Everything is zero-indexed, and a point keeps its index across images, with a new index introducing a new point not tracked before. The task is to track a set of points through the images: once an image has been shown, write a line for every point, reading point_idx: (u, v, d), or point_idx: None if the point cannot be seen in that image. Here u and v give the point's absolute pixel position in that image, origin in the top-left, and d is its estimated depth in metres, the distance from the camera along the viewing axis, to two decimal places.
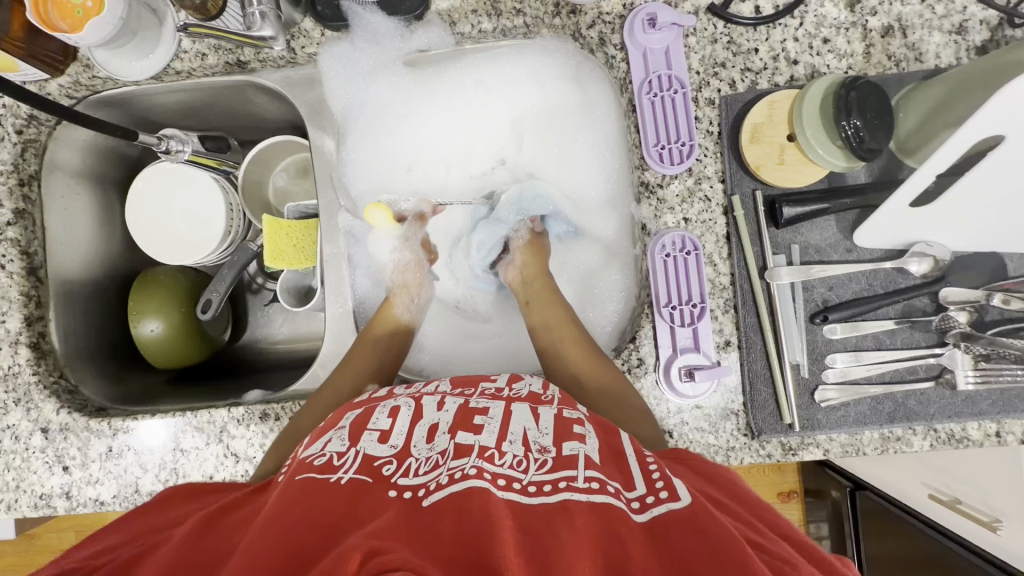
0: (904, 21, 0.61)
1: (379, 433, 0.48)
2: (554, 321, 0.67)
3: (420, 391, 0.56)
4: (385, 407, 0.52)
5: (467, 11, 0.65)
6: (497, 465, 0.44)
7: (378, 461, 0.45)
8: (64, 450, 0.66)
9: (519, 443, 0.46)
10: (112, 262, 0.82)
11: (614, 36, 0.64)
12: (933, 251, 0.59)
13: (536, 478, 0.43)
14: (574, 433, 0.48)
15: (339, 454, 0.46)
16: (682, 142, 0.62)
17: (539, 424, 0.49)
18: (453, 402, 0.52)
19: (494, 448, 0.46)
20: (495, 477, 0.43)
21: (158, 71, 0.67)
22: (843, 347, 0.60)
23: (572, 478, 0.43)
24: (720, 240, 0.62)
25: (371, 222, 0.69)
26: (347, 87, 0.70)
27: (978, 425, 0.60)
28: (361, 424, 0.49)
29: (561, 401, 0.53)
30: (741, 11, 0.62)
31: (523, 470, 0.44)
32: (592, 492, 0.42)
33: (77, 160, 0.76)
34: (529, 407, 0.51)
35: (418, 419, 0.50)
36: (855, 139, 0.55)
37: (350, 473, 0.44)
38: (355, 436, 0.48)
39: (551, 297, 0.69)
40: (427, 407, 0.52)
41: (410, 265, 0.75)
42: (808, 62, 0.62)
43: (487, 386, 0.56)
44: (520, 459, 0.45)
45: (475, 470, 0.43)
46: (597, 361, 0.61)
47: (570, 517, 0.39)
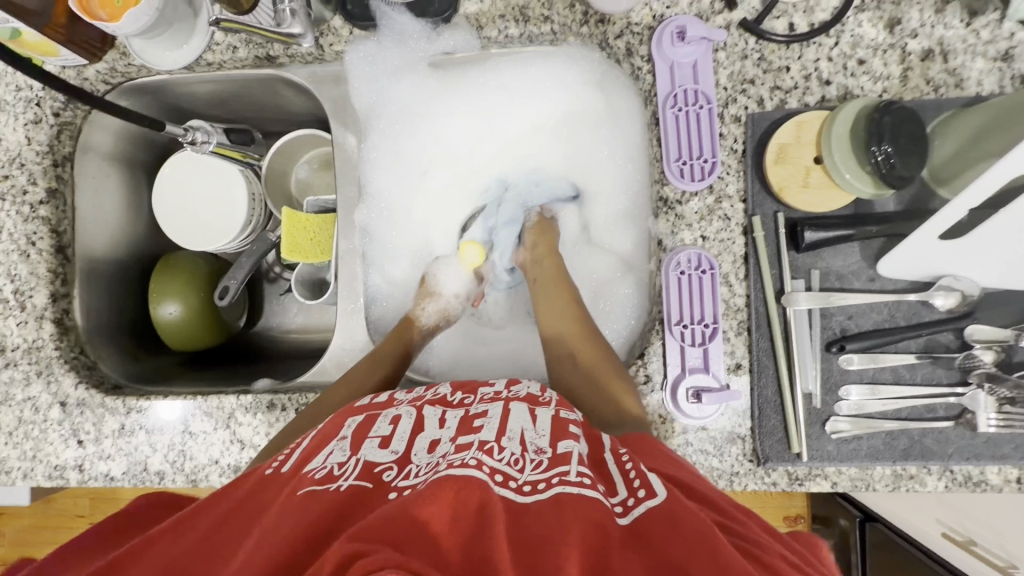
0: (946, 46, 0.59)
1: (380, 439, 0.49)
2: (561, 307, 0.69)
3: (421, 398, 0.56)
4: (387, 415, 0.52)
5: (495, 16, 0.64)
6: (495, 459, 0.44)
7: (378, 467, 0.45)
8: (80, 424, 0.68)
9: (516, 441, 0.47)
10: (137, 243, 0.85)
11: (642, 48, 0.62)
12: (960, 286, 0.57)
13: (531, 478, 0.43)
14: (569, 434, 0.48)
15: (340, 464, 0.45)
16: (704, 158, 0.60)
17: (536, 425, 0.49)
18: (455, 415, 0.52)
19: (494, 442, 0.46)
20: (493, 471, 0.42)
21: (191, 62, 0.68)
22: (859, 379, 0.59)
23: (565, 473, 0.43)
24: (738, 260, 0.61)
25: (468, 250, 0.76)
26: (371, 87, 0.70)
27: (998, 470, 0.58)
28: (361, 433, 0.49)
29: (558, 403, 0.54)
30: (774, 27, 0.60)
31: (519, 469, 0.44)
32: (584, 487, 0.42)
33: (110, 143, 0.78)
34: (528, 408, 0.52)
35: (421, 430, 0.50)
36: (886, 165, 0.53)
37: (350, 480, 0.43)
38: (356, 445, 0.48)
39: (558, 278, 0.72)
40: (429, 418, 0.52)
41: (446, 314, 0.75)
42: (842, 83, 0.60)
43: (486, 391, 0.56)
44: (516, 458, 0.45)
45: (475, 461, 0.43)
46: (597, 351, 0.64)
47: (561, 515, 0.39)
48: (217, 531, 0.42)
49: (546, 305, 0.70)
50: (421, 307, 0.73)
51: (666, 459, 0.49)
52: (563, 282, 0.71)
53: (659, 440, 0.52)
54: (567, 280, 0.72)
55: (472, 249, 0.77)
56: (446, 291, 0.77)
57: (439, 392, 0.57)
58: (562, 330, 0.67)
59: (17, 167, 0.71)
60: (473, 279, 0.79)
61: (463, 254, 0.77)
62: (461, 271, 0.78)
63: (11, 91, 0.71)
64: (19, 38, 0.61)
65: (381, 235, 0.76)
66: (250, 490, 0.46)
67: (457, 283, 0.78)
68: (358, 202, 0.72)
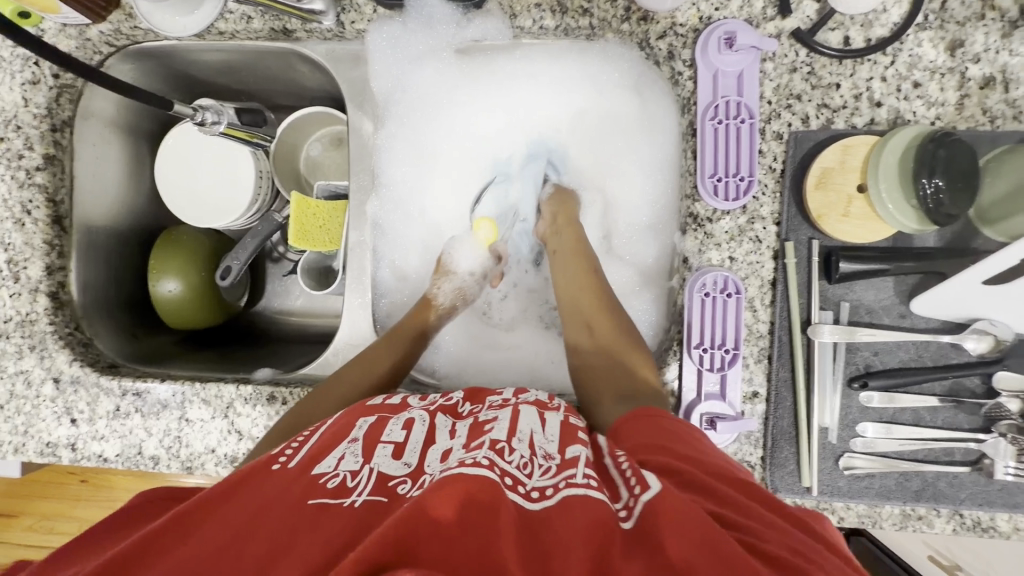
0: (1009, 74, 0.55)
1: (393, 448, 0.47)
2: (579, 282, 0.67)
3: (434, 405, 0.54)
4: (399, 420, 0.51)
5: (530, 4, 0.59)
6: (507, 461, 0.42)
7: (392, 481, 0.43)
8: (73, 402, 0.66)
9: (525, 443, 0.45)
10: (138, 215, 0.81)
11: (684, 51, 0.59)
12: (995, 330, 0.55)
13: (540, 483, 0.41)
14: (577, 440, 0.47)
15: (353, 475, 0.43)
16: (740, 176, 0.57)
17: (545, 429, 0.48)
18: (467, 424, 0.50)
19: (505, 442, 0.44)
20: (504, 473, 0.41)
21: (201, 30, 0.64)
22: (877, 417, 0.57)
23: (572, 476, 0.41)
24: (765, 285, 0.58)
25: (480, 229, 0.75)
26: (392, 70, 0.66)
27: (1009, 517, 0.57)
28: (373, 438, 0.48)
29: (567, 410, 0.53)
30: (828, 39, 0.57)
31: (528, 474, 0.42)
32: (590, 489, 0.40)
33: (112, 110, 0.74)
34: (537, 411, 0.50)
35: (433, 441, 0.48)
36: (934, 200, 0.51)
37: (364, 496, 0.41)
38: (368, 452, 0.46)
39: (576, 248, 0.69)
40: (440, 429, 0.50)
41: (466, 295, 0.74)
42: (893, 106, 0.56)
43: (494, 399, 0.54)
44: (526, 460, 0.43)
45: (487, 461, 0.41)
46: (628, 341, 0.61)
47: (573, 517, 0.38)
48: (217, 528, 0.40)
49: (563, 273, 0.68)
50: (437, 288, 0.72)
51: (666, 434, 0.46)
52: (581, 250, 0.69)
53: (670, 417, 0.49)
54: (585, 246, 0.70)
55: (486, 226, 0.75)
56: (461, 269, 0.75)
57: (451, 399, 0.56)
58: (586, 317, 0.64)
59: (13, 129, 0.68)
60: (490, 257, 0.76)
61: (477, 230, 0.76)
62: (477, 249, 0.76)
63: (7, 47, 0.67)
64: None
65: (392, 228, 0.72)
66: (257, 484, 0.43)
67: (473, 262, 0.75)
68: (371, 192, 0.69)
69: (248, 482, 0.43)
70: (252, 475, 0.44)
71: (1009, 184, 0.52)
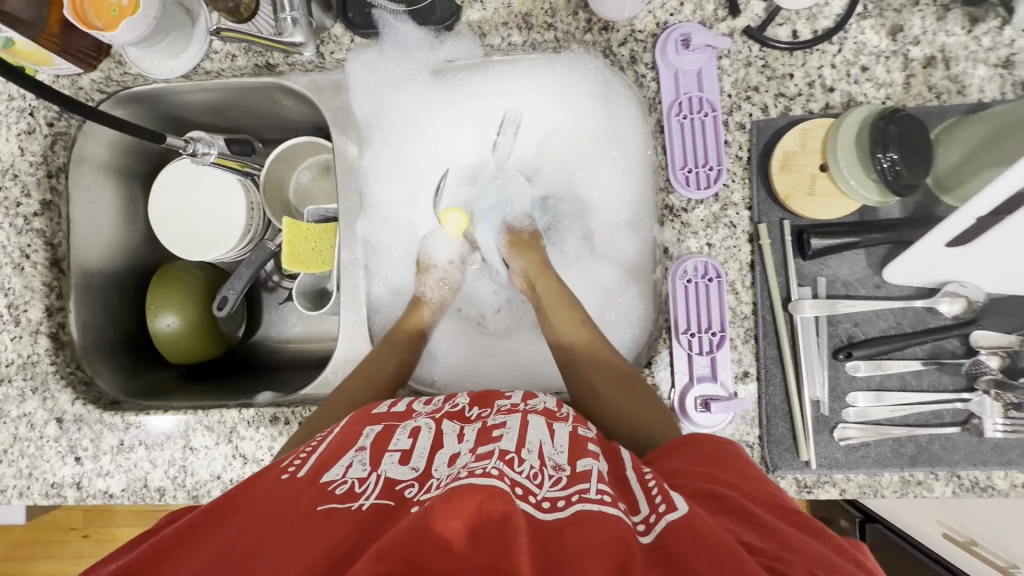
0: (948, 53, 0.59)
1: (400, 454, 0.48)
2: (568, 330, 0.64)
3: (440, 411, 0.55)
4: (406, 427, 0.52)
5: (498, 24, 0.64)
6: (516, 471, 0.42)
7: (399, 484, 0.44)
8: (77, 441, 0.67)
9: (535, 455, 0.45)
10: (133, 254, 0.83)
11: (645, 55, 0.62)
12: (966, 292, 0.57)
13: (551, 494, 0.42)
14: (588, 452, 0.48)
15: (361, 481, 0.45)
16: (709, 166, 0.60)
17: (555, 440, 0.48)
18: (474, 428, 0.50)
19: (514, 453, 0.44)
20: (515, 483, 0.41)
21: (188, 71, 0.67)
22: (866, 386, 0.59)
23: (585, 490, 0.42)
24: (744, 268, 0.60)
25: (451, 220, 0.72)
26: (373, 94, 0.70)
27: (1005, 475, 0.58)
28: (381, 447, 0.49)
29: (575, 419, 0.54)
30: (778, 34, 0.60)
31: (538, 484, 0.42)
32: (604, 505, 0.41)
33: (105, 154, 0.77)
34: (545, 421, 0.51)
35: (440, 446, 0.49)
36: (891, 173, 0.53)
37: (372, 500, 0.42)
38: (377, 460, 0.47)
39: (559, 295, 0.67)
40: (446, 434, 0.50)
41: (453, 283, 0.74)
42: (845, 90, 0.60)
43: (503, 403, 0.55)
44: (536, 471, 0.44)
45: (496, 471, 0.41)
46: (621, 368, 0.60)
47: (584, 529, 0.38)
48: (222, 533, 0.41)
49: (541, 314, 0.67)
50: (423, 286, 0.72)
51: (706, 460, 0.47)
52: (561, 296, 0.67)
53: (704, 442, 0.49)
54: (563, 289, 0.68)
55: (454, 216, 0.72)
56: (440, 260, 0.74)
57: (458, 405, 0.56)
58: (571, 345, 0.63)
59: (10, 178, 0.70)
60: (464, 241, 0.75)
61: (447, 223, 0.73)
62: (451, 238, 0.74)
63: (2, 101, 0.70)
64: (13, 47, 0.60)
65: (382, 245, 0.75)
66: (268, 495, 0.44)
67: (450, 251, 0.75)
68: (360, 213, 0.71)
69: (257, 494, 0.44)
70: (264, 487, 0.45)
71: (963, 151, 0.55)
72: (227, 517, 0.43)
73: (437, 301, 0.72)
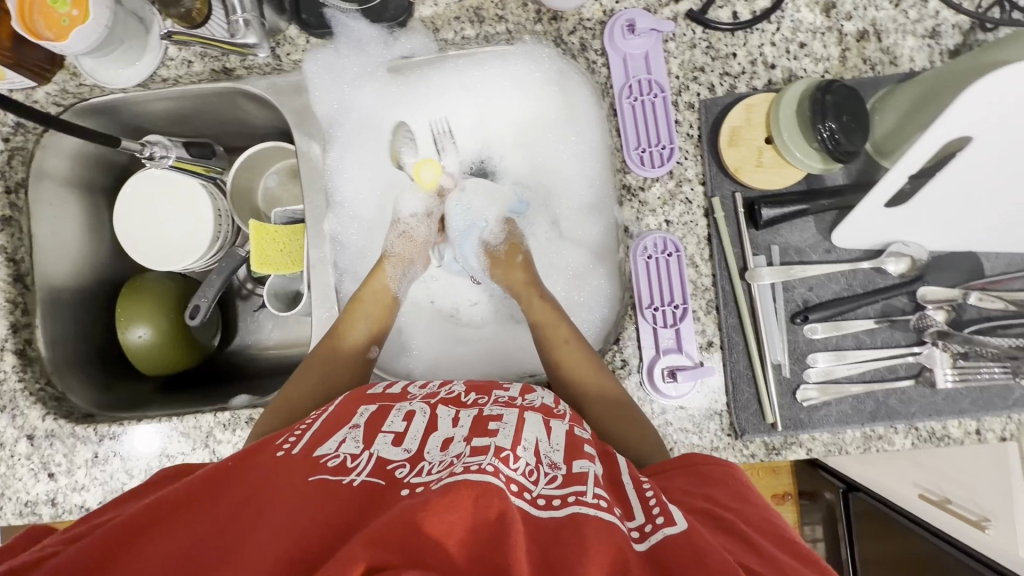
0: (879, 26, 0.62)
1: (393, 436, 0.49)
2: (553, 342, 0.64)
3: (435, 395, 0.56)
4: (401, 410, 0.52)
5: (450, 18, 0.65)
6: (511, 468, 0.42)
7: (391, 464, 0.45)
8: (49, 457, 0.66)
9: (531, 452, 0.45)
10: (101, 268, 0.83)
11: (594, 42, 0.65)
12: (910, 251, 0.60)
13: (546, 492, 0.42)
14: (585, 454, 0.47)
15: (353, 457, 0.46)
16: (662, 145, 0.62)
17: (551, 438, 0.48)
18: (469, 414, 0.51)
19: (510, 450, 0.43)
20: (510, 480, 0.40)
21: (144, 79, 0.67)
22: (824, 347, 0.61)
23: (581, 493, 0.41)
24: (702, 241, 0.63)
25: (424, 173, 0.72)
26: (332, 94, 0.71)
27: (959, 423, 0.61)
28: (374, 428, 0.50)
29: (572, 417, 0.53)
30: (719, 16, 0.63)
31: (533, 481, 0.42)
32: (601, 510, 0.40)
33: (66, 167, 0.76)
34: (542, 418, 0.51)
35: (434, 429, 0.49)
36: (831, 142, 0.56)
37: (363, 476, 0.44)
38: (370, 438, 0.48)
39: (545, 301, 0.68)
40: (441, 419, 0.51)
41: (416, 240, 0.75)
42: (785, 67, 0.63)
43: (500, 394, 0.55)
44: (532, 468, 0.44)
45: (491, 468, 0.40)
46: (604, 379, 0.60)
47: (580, 534, 0.38)
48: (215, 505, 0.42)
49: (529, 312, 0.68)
50: (392, 245, 0.73)
51: (703, 480, 0.46)
52: (550, 305, 0.67)
53: (706, 457, 0.49)
54: (539, 286, 0.70)
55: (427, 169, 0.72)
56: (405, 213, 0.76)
57: (454, 390, 0.56)
58: (557, 358, 0.63)
59: None
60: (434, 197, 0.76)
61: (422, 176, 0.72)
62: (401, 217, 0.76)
63: None
64: None
65: (351, 242, 0.75)
66: (264, 468, 0.45)
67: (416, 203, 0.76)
68: (327, 211, 0.72)
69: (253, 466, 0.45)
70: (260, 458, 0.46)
71: (897, 115, 0.58)
72: (220, 484, 0.43)
73: (401, 258, 0.73)
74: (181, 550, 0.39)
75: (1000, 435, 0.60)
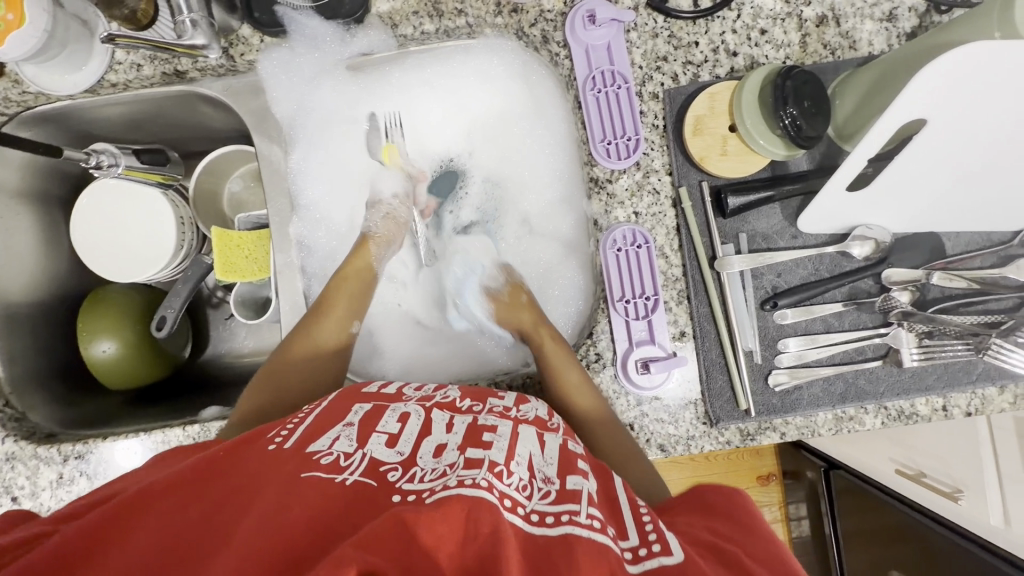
0: (837, 11, 0.62)
1: (387, 437, 0.48)
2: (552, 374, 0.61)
3: (430, 399, 0.55)
4: (396, 411, 0.51)
5: (408, 13, 0.64)
6: (505, 484, 0.40)
7: (384, 466, 0.44)
8: (11, 480, 0.64)
9: (524, 467, 0.44)
10: (60, 282, 0.80)
11: (556, 34, 0.64)
12: (874, 234, 0.61)
13: (539, 508, 0.40)
14: (578, 470, 0.46)
15: (346, 455, 0.45)
16: (627, 136, 0.62)
17: (544, 452, 0.47)
18: (464, 421, 0.50)
19: (504, 465, 0.42)
20: (503, 496, 0.39)
21: (92, 85, 0.65)
22: (794, 332, 0.62)
23: (575, 513, 0.39)
24: (671, 232, 0.63)
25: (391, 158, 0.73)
26: (291, 95, 0.69)
27: (926, 401, 0.62)
28: (369, 428, 0.49)
29: (565, 431, 0.52)
30: (679, 5, 0.63)
31: (527, 496, 0.41)
32: (594, 531, 0.38)
33: (15, 179, 0.73)
34: (535, 433, 0.50)
35: (428, 433, 0.49)
36: (793, 128, 0.56)
37: (355, 475, 0.43)
38: (364, 437, 0.47)
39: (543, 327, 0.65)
40: (437, 423, 0.50)
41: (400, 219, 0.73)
42: (747, 54, 0.63)
43: (495, 403, 0.54)
44: (525, 484, 0.42)
45: (486, 483, 0.39)
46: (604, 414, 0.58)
47: (571, 552, 0.36)
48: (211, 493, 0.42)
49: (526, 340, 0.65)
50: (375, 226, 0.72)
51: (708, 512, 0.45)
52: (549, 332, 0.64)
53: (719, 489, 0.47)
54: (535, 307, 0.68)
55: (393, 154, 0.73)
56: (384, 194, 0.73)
57: (449, 396, 0.55)
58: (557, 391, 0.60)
59: None
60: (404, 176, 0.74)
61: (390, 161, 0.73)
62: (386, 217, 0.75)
63: None
64: None
65: (319, 246, 0.74)
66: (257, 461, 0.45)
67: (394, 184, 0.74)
68: (291, 214, 0.70)
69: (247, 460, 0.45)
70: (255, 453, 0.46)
71: (855, 99, 0.59)
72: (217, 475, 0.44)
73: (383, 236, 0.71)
74: (169, 536, 0.39)
75: (965, 410, 0.62)
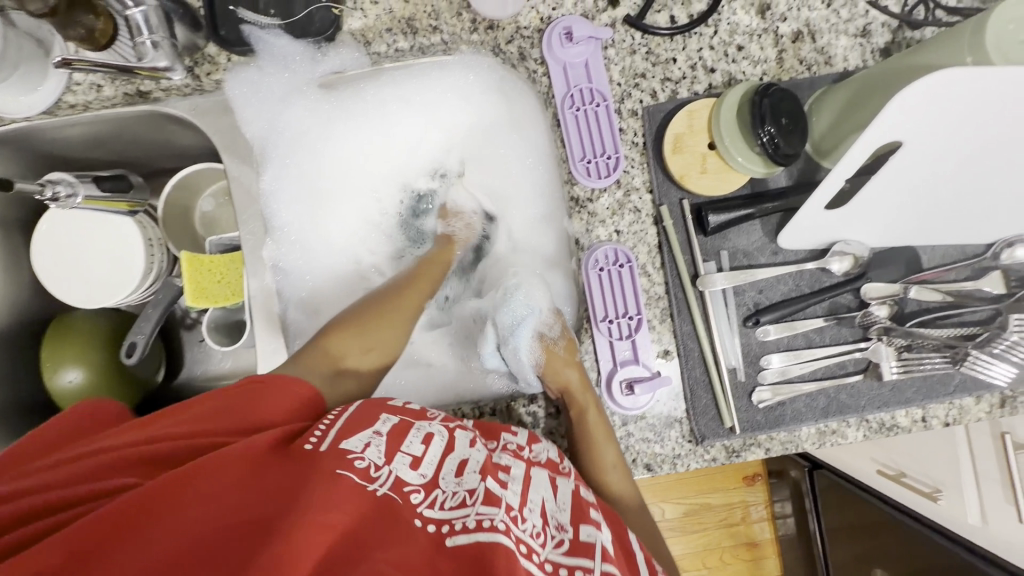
0: (812, 26, 0.63)
1: (411, 457, 0.46)
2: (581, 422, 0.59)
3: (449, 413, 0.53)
4: (422, 428, 0.49)
5: (381, 30, 0.62)
6: (521, 529, 0.43)
7: (408, 487, 0.44)
8: None
9: (538, 513, 0.46)
10: (22, 309, 0.76)
11: (533, 51, 0.63)
12: (852, 249, 0.61)
13: (552, 557, 0.43)
14: (590, 518, 0.48)
15: (376, 466, 0.44)
16: (608, 154, 0.61)
17: (557, 497, 0.49)
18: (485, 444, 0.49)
19: (519, 510, 0.44)
20: (520, 541, 0.42)
21: (49, 106, 0.62)
22: (777, 348, 0.62)
23: (589, 570, 0.42)
24: (653, 250, 0.62)
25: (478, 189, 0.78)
26: (261, 114, 0.66)
27: (906, 413, 0.63)
28: (396, 442, 0.46)
29: (576, 475, 0.53)
30: (657, 21, 0.62)
31: (541, 543, 0.44)
32: None
33: None
34: (548, 476, 0.50)
35: (451, 449, 0.48)
36: (771, 146, 0.55)
37: (386, 490, 0.42)
38: (392, 449, 0.45)
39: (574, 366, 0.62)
40: (460, 440, 0.49)
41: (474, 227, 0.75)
42: (725, 70, 0.62)
43: (508, 438, 0.52)
44: (539, 530, 0.44)
45: (504, 526, 0.42)
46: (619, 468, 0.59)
47: None
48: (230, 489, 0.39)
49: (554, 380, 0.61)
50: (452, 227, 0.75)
51: None
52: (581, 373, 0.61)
53: None
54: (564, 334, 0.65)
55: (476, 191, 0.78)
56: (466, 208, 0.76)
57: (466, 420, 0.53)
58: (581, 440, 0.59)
59: None
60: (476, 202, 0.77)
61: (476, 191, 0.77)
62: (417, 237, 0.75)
63: None
64: None
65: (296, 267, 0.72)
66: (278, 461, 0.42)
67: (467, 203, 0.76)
68: (264, 237, 0.68)
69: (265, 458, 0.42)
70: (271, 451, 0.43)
71: (831, 117, 0.59)
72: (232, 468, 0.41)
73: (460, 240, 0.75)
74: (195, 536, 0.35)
75: (944, 420, 0.63)
